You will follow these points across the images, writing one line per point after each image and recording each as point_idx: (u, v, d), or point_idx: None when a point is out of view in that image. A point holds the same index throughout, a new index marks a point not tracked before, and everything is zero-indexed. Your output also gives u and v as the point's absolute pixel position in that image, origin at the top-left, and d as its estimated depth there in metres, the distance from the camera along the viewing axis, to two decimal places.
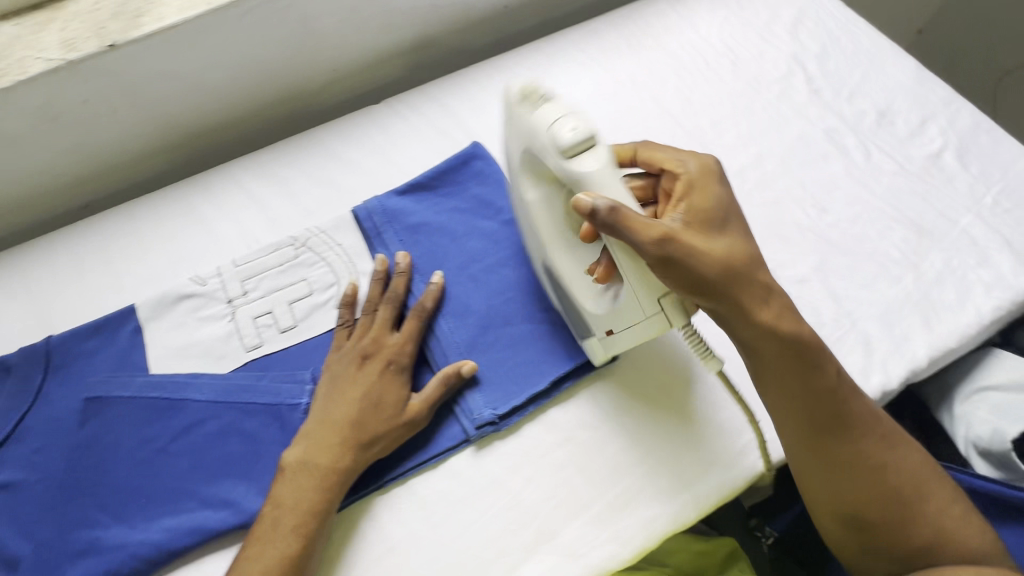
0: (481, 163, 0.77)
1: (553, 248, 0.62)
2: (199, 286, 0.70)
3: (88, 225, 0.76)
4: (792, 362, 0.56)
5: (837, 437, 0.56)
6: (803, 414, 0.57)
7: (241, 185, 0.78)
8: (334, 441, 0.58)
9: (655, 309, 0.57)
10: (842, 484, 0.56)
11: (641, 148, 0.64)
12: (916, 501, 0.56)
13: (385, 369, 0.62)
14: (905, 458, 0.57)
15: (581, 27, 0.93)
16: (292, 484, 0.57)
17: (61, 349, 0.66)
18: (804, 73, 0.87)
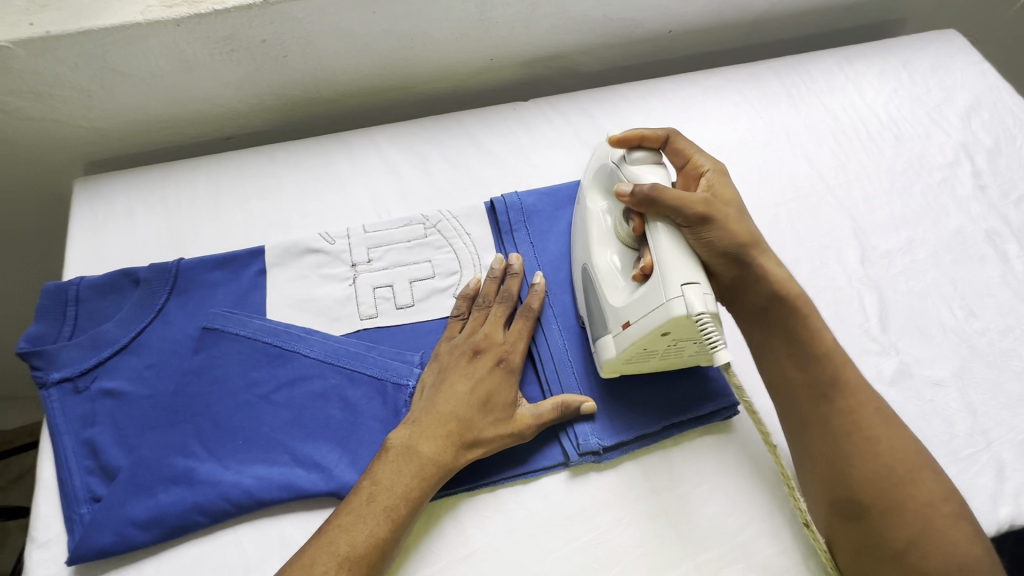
0: None
1: (596, 250, 0.62)
2: (327, 244, 0.70)
3: (230, 158, 0.77)
4: (787, 319, 0.59)
5: (824, 399, 0.56)
6: (802, 375, 0.57)
7: (379, 151, 0.78)
8: (441, 432, 0.56)
9: (675, 293, 0.52)
10: (833, 450, 0.55)
11: (670, 136, 0.63)
12: (906, 485, 0.53)
13: (496, 370, 0.60)
14: (900, 440, 0.55)
15: (742, 68, 0.90)
16: (390, 465, 0.55)
17: (188, 273, 0.67)
18: (972, 166, 0.82)
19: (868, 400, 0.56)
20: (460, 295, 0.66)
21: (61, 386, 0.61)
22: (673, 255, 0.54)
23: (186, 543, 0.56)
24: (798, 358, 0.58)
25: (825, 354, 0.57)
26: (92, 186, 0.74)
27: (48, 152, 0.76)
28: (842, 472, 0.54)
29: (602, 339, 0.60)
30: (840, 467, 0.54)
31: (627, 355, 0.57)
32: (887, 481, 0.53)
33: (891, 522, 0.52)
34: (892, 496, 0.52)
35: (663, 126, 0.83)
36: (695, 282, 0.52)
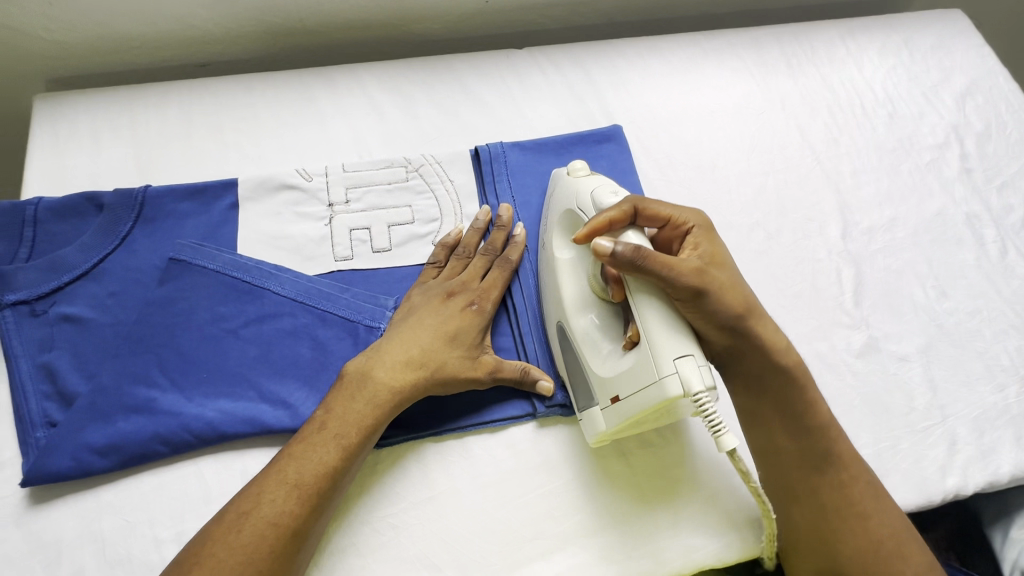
0: (613, 144, 0.74)
1: (569, 309, 0.57)
2: (304, 181, 0.67)
3: (203, 84, 0.73)
4: (783, 390, 0.57)
5: (817, 472, 0.56)
6: (800, 441, 0.57)
7: (364, 89, 0.75)
8: (401, 366, 0.56)
9: (670, 370, 0.48)
10: (841, 536, 0.54)
11: (640, 203, 0.54)
12: (892, 563, 0.54)
13: (466, 311, 0.59)
14: (888, 514, 0.55)
15: (743, 32, 0.87)
16: (344, 394, 0.55)
17: (156, 202, 0.64)
18: (960, 148, 0.82)
19: (847, 455, 0.57)
20: (439, 245, 0.64)
21: (17, 309, 0.58)
22: (659, 329, 0.49)
23: (147, 472, 0.55)
24: (797, 435, 0.57)
25: (819, 426, 0.57)
26: (53, 103, 0.70)
27: (5, 63, 0.72)
28: (832, 546, 0.54)
29: (587, 412, 0.57)
30: (828, 542, 0.55)
31: (618, 429, 0.54)
32: (874, 555, 0.54)
33: None
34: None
35: (658, 86, 0.81)
36: (688, 355, 0.48)
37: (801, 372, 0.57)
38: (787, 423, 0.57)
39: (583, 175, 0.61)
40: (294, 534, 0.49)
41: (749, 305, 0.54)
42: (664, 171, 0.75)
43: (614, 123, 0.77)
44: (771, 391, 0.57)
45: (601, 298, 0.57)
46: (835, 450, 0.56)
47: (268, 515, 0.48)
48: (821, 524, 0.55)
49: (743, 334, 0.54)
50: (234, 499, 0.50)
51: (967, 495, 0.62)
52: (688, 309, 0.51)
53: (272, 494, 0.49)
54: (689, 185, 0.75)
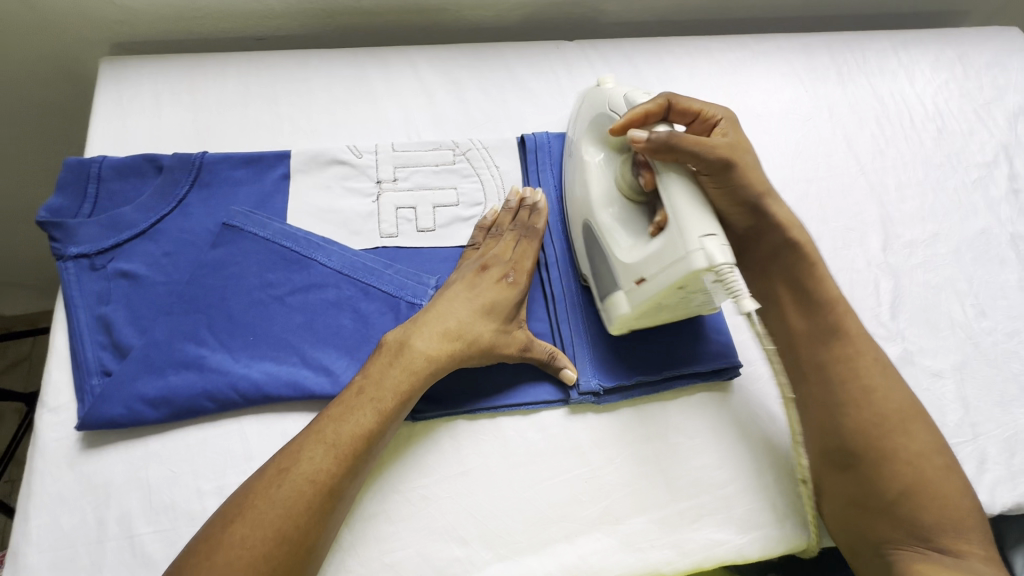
0: None
1: (595, 199, 0.61)
2: (354, 157, 0.69)
3: (261, 57, 0.75)
4: (794, 264, 0.62)
5: (824, 345, 0.60)
6: (807, 318, 0.61)
7: (415, 72, 0.76)
8: (439, 336, 0.57)
9: (695, 246, 0.50)
10: (846, 411, 0.57)
11: (672, 98, 0.58)
12: (898, 436, 0.56)
13: (500, 284, 0.61)
14: (895, 390, 0.57)
15: (795, 37, 0.87)
16: (382, 361, 0.56)
17: (212, 167, 0.66)
18: (1009, 169, 0.81)
19: (856, 329, 0.60)
20: (478, 226, 0.66)
21: (78, 261, 0.61)
22: (683, 210, 0.52)
23: (193, 426, 0.57)
24: (806, 308, 0.61)
25: (829, 299, 0.61)
26: (118, 67, 0.72)
27: (75, 26, 0.74)
28: (836, 417, 0.57)
29: (610, 297, 0.60)
30: (834, 415, 0.57)
31: (639, 311, 0.57)
32: (879, 428, 0.56)
33: (883, 472, 0.54)
34: (877, 449, 0.55)
35: (705, 86, 0.81)
36: (713, 233, 0.50)
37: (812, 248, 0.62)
38: (803, 301, 0.62)
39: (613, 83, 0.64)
40: (330, 492, 0.50)
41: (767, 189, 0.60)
42: None
43: None
44: (784, 271, 0.63)
45: (629, 197, 0.60)
46: (838, 326, 0.60)
47: (308, 470, 0.50)
48: (828, 396, 0.58)
49: (761, 211, 0.60)
50: (273, 459, 0.52)
51: (994, 515, 0.62)
52: (717, 179, 0.56)
53: (312, 452, 0.51)
54: None
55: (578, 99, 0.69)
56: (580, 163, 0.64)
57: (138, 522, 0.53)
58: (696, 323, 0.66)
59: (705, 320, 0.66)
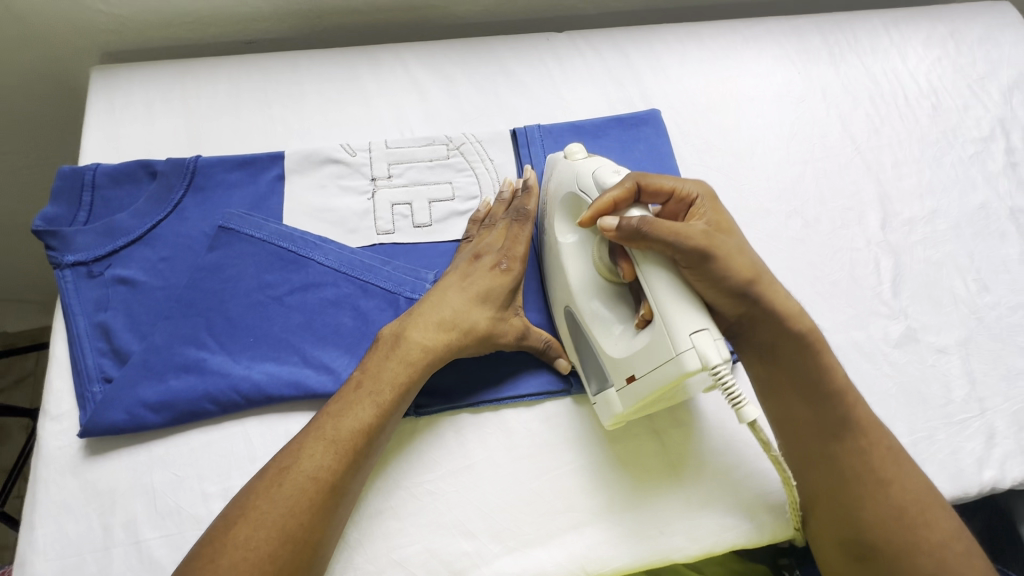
0: (652, 130, 0.74)
1: (576, 283, 0.59)
2: (348, 156, 0.69)
3: (251, 61, 0.75)
4: (795, 358, 0.56)
5: (836, 439, 0.55)
6: (816, 412, 0.56)
7: (406, 69, 0.76)
8: (435, 327, 0.57)
9: (686, 345, 0.49)
10: (863, 508, 0.53)
11: (642, 176, 0.56)
12: (919, 527, 0.53)
13: (493, 271, 0.61)
14: (910, 477, 0.55)
15: (786, 20, 0.87)
16: (379, 355, 0.56)
17: (206, 171, 0.66)
18: (1006, 143, 0.81)
19: (867, 420, 0.56)
20: (472, 220, 0.66)
21: (75, 269, 0.61)
22: (669, 309, 0.50)
23: (196, 429, 0.57)
24: (813, 401, 0.56)
25: (839, 391, 0.55)
26: (109, 75, 0.72)
27: (65, 36, 0.74)
28: (853, 513, 0.54)
29: (602, 394, 0.58)
30: (850, 511, 0.54)
31: (634, 409, 0.55)
32: (899, 522, 0.53)
33: (903, 566, 0.52)
34: (898, 543, 0.52)
35: (697, 72, 0.81)
36: (704, 329, 0.49)
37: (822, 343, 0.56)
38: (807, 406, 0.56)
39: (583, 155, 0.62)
40: (333, 489, 0.50)
41: (760, 273, 0.54)
42: (702, 157, 0.75)
43: (653, 108, 0.77)
44: (786, 369, 0.56)
45: (609, 281, 0.58)
46: (850, 416, 0.56)
47: (311, 468, 0.50)
48: (841, 493, 0.54)
49: (753, 299, 0.54)
50: (275, 457, 0.51)
51: (1004, 489, 0.62)
52: (699, 269, 0.52)
53: (313, 450, 0.51)
54: (726, 172, 0.75)
55: (545, 168, 0.66)
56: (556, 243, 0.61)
57: (144, 527, 0.53)
58: None
59: None
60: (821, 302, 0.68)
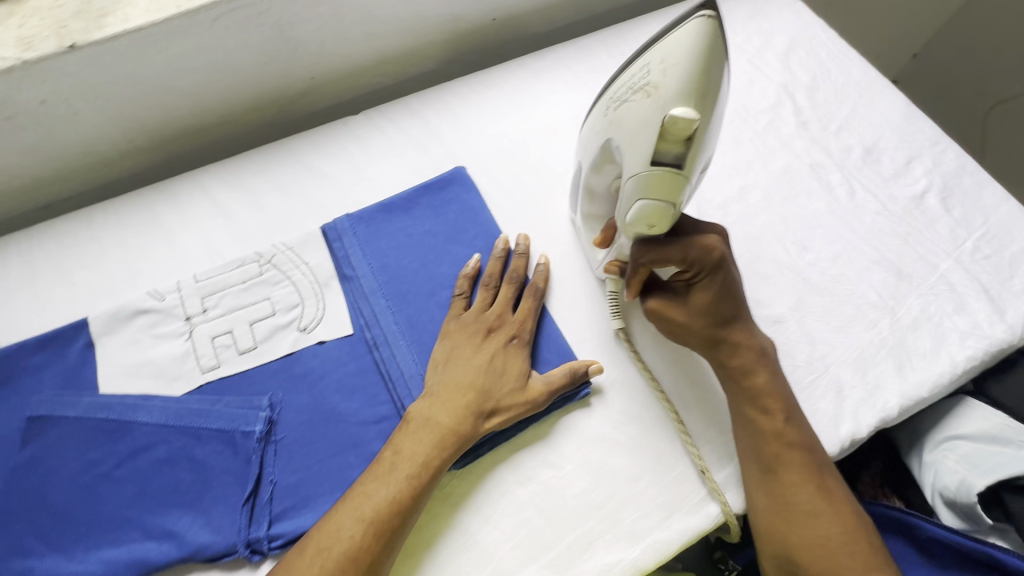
0: (460, 188, 0.75)
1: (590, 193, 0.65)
2: (157, 301, 0.67)
3: (41, 230, 0.73)
4: (755, 394, 0.61)
5: (775, 475, 0.59)
6: (760, 450, 0.59)
7: (207, 194, 0.75)
8: (404, 471, 0.56)
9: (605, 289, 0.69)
10: (799, 536, 0.57)
11: (642, 248, 0.57)
12: (841, 555, 0.56)
13: (509, 344, 0.64)
14: (808, 492, 0.58)
15: (571, 44, 0.91)
16: (334, 522, 0.54)
17: (7, 362, 0.63)
18: (793, 105, 0.86)
19: (782, 412, 0.60)
20: (462, 276, 0.68)
21: None
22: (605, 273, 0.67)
23: None
24: (767, 440, 0.59)
25: (775, 433, 0.59)
26: None
27: None
28: (784, 536, 0.58)
29: None
30: (786, 533, 0.58)
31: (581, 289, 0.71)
32: (823, 549, 0.56)
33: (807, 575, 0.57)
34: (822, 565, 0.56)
35: (497, 117, 0.83)
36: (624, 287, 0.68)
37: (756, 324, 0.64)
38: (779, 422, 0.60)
39: (677, 191, 0.51)
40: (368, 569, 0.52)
41: (733, 298, 0.61)
42: (517, 198, 0.77)
43: (461, 164, 0.78)
44: (750, 405, 0.61)
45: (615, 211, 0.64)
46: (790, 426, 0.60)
47: (348, 551, 0.52)
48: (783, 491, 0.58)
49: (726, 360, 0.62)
50: None
51: (865, 437, 0.65)
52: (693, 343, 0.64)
53: (355, 534, 0.53)
54: (543, 206, 0.76)
55: (680, 95, 0.47)
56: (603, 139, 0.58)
57: None
58: (538, 352, 0.66)
59: (545, 345, 0.66)
60: None
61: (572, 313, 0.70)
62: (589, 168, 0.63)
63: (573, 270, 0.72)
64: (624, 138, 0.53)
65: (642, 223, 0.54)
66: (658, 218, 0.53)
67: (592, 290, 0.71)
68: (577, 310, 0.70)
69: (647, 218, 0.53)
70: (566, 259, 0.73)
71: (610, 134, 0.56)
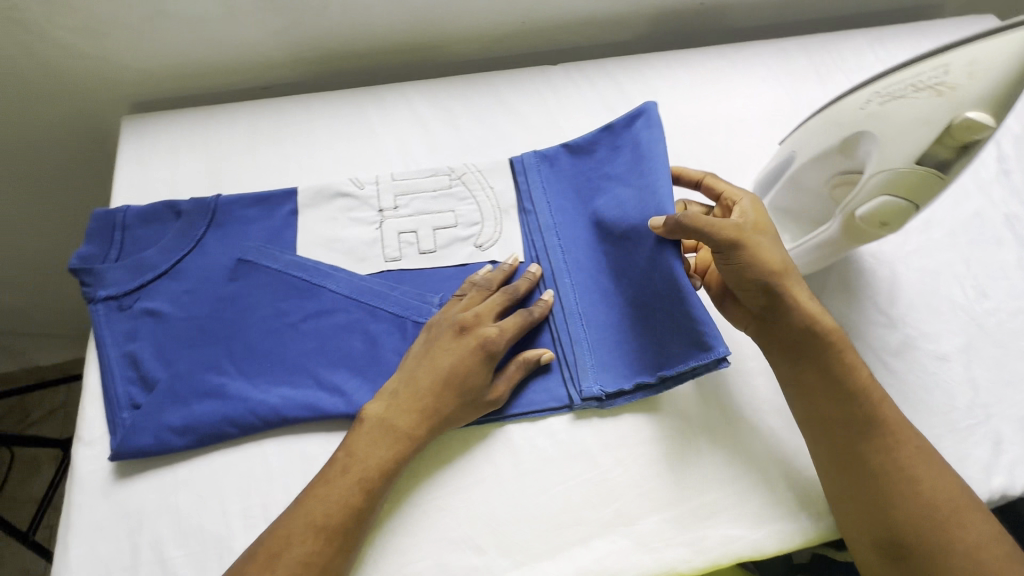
0: (642, 122, 0.71)
1: (799, 181, 0.64)
2: (356, 188, 0.73)
3: (265, 105, 0.80)
4: (827, 356, 0.58)
5: (863, 436, 0.56)
6: (841, 409, 0.57)
7: (410, 106, 0.81)
8: (415, 407, 0.58)
9: None
10: (903, 510, 0.54)
11: (709, 176, 0.69)
12: (956, 527, 0.53)
13: (478, 350, 0.60)
14: (910, 459, 0.55)
15: (772, 43, 0.90)
16: (363, 439, 0.57)
17: (226, 208, 0.71)
18: (998, 151, 0.82)
19: (864, 373, 0.58)
20: (467, 282, 0.66)
21: (107, 303, 0.65)
22: None
23: (217, 451, 0.60)
24: (848, 401, 0.57)
25: (859, 390, 0.57)
26: (139, 125, 0.79)
27: (95, 89, 0.80)
28: (886, 510, 0.54)
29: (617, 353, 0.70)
30: (887, 508, 0.54)
31: None
32: (930, 519, 0.53)
33: (935, 563, 0.52)
34: (933, 539, 0.52)
35: (688, 97, 0.84)
36: None
37: (788, 274, 0.59)
38: (842, 400, 0.57)
39: (929, 195, 0.53)
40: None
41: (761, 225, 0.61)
42: None
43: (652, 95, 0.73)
44: (817, 364, 0.58)
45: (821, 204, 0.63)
46: (850, 415, 0.57)
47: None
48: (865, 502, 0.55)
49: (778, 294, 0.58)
50: (260, 544, 0.52)
51: (1016, 497, 0.62)
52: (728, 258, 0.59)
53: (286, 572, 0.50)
54: None
55: (978, 102, 0.49)
56: (847, 129, 0.57)
57: (168, 546, 0.56)
58: (688, 310, 0.61)
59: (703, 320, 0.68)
60: None
61: None
62: (812, 158, 0.61)
63: None
64: (885, 131, 0.53)
65: (879, 218, 0.55)
66: (899, 215, 0.54)
67: None
68: None
69: (889, 213, 0.54)
70: None
71: (862, 124, 0.56)
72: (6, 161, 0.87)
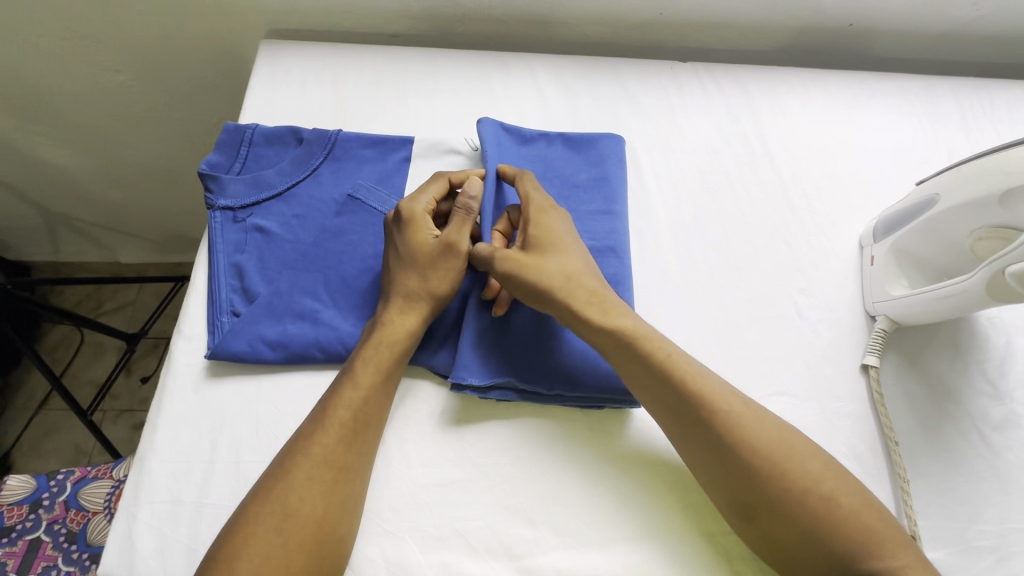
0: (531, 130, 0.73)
1: (941, 226, 0.61)
2: (470, 149, 0.74)
3: (393, 51, 0.82)
4: (648, 355, 0.57)
5: (714, 432, 0.54)
6: (680, 397, 0.56)
7: (533, 77, 0.81)
8: (399, 312, 0.60)
9: (877, 312, 0.67)
10: (775, 495, 0.51)
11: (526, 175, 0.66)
12: (847, 514, 0.50)
13: (448, 262, 0.61)
14: (794, 453, 0.53)
15: (917, 78, 0.85)
16: (360, 346, 0.59)
17: (344, 144, 0.73)
18: None
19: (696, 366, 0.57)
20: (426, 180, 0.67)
21: (224, 213, 0.69)
22: (898, 303, 0.64)
23: (302, 371, 0.63)
24: (691, 394, 0.55)
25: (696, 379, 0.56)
26: (275, 51, 0.81)
27: (239, 11, 0.83)
28: (758, 494, 0.52)
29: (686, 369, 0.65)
30: (747, 489, 0.52)
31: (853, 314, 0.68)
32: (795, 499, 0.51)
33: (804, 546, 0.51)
34: (809, 524, 0.50)
35: (816, 118, 0.81)
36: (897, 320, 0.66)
37: (579, 291, 0.60)
38: (686, 390, 0.56)
39: None
40: (319, 541, 0.50)
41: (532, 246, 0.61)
42: (811, 202, 0.75)
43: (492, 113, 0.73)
44: (608, 336, 0.59)
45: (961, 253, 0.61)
46: (727, 433, 0.53)
47: (286, 495, 0.51)
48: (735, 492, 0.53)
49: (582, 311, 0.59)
50: (282, 456, 0.53)
51: None
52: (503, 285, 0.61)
53: (295, 482, 0.51)
54: (835, 221, 0.74)
55: None
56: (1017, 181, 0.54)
57: (244, 450, 0.58)
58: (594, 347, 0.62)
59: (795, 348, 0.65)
60: (917, 366, 0.66)
61: (831, 331, 0.67)
62: (965, 204, 0.58)
63: (845, 292, 0.69)
64: None
65: None
66: None
67: (858, 319, 0.68)
68: (837, 331, 0.67)
69: None
70: (842, 279, 0.70)
71: None
72: (144, 64, 0.92)
